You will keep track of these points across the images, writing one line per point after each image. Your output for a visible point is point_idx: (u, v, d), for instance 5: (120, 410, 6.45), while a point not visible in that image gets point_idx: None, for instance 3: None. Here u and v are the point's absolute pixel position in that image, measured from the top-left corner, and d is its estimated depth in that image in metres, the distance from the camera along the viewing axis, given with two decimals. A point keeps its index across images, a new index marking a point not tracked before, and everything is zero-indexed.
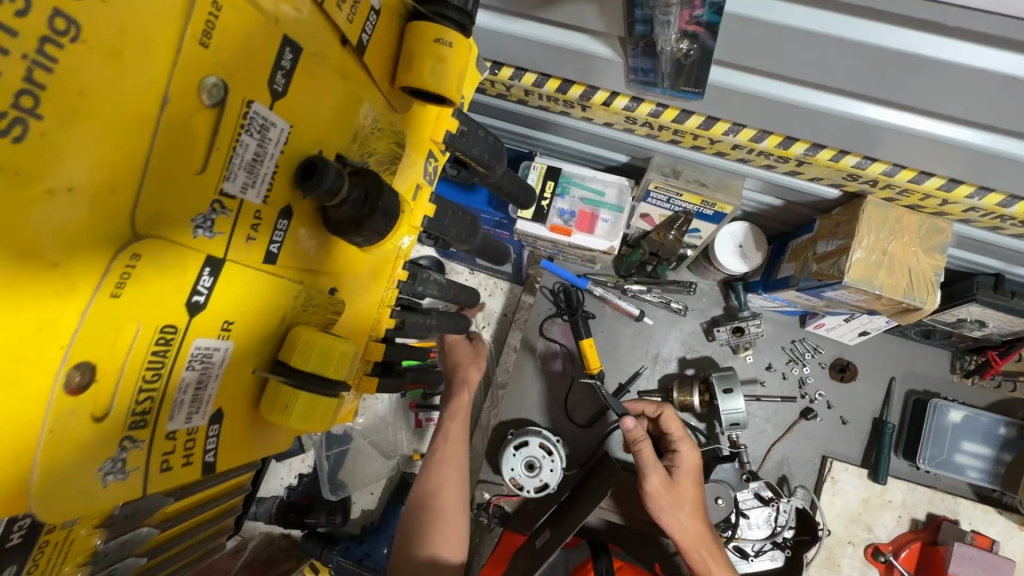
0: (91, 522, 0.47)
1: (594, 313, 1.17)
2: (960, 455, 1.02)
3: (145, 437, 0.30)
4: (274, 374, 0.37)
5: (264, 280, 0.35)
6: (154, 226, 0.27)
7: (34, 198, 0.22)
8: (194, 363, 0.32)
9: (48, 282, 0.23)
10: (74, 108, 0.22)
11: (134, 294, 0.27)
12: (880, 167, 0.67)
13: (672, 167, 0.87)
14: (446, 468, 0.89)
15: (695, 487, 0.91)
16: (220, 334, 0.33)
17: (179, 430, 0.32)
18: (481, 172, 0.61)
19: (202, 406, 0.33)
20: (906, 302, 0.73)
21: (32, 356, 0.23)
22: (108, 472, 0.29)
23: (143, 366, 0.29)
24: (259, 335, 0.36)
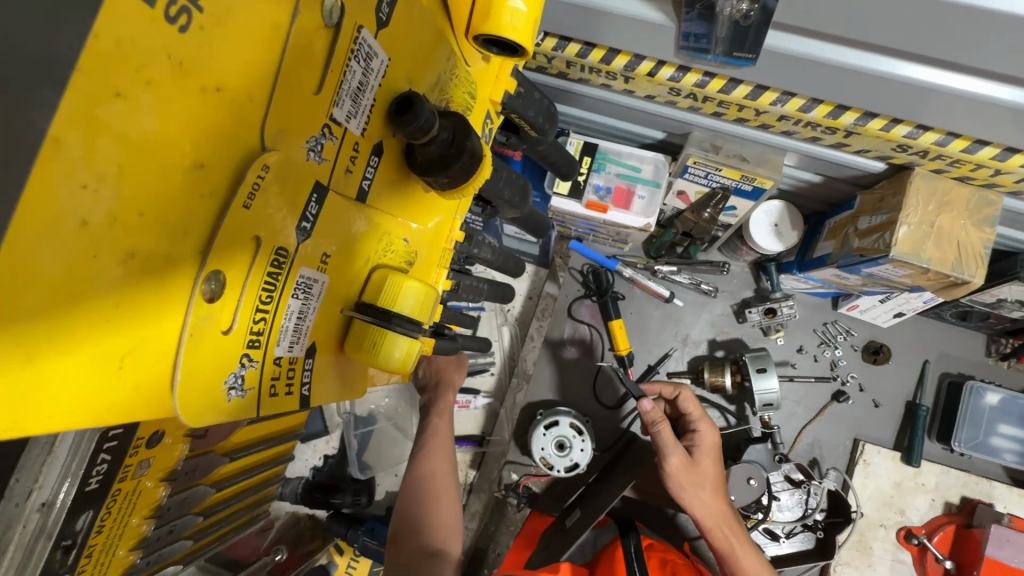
0: (157, 475, 0.47)
1: (623, 294, 1.17)
2: (996, 437, 1.01)
3: (259, 359, 0.31)
4: (360, 315, 0.37)
5: (358, 215, 0.35)
6: (280, 140, 0.27)
7: (190, 93, 0.22)
8: (298, 292, 0.32)
9: (195, 182, 0.23)
10: (226, 6, 0.23)
11: (261, 208, 0.27)
12: (933, 137, 0.67)
13: (711, 142, 0.86)
14: (435, 456, 0.86)
15: (715, 466, 0.90)
16: (320, 265, 0.33)
17: (283, 358, 0.33)
18: (532, 137, 0.61)
19: (302, 336, 0.33)
20: (954, 275, 0.73)
21: (178, 257, 0.24)
22: (231, 388, 0.29)
23: (260, 287, 0.29)
24: (348, 274, 0.36)
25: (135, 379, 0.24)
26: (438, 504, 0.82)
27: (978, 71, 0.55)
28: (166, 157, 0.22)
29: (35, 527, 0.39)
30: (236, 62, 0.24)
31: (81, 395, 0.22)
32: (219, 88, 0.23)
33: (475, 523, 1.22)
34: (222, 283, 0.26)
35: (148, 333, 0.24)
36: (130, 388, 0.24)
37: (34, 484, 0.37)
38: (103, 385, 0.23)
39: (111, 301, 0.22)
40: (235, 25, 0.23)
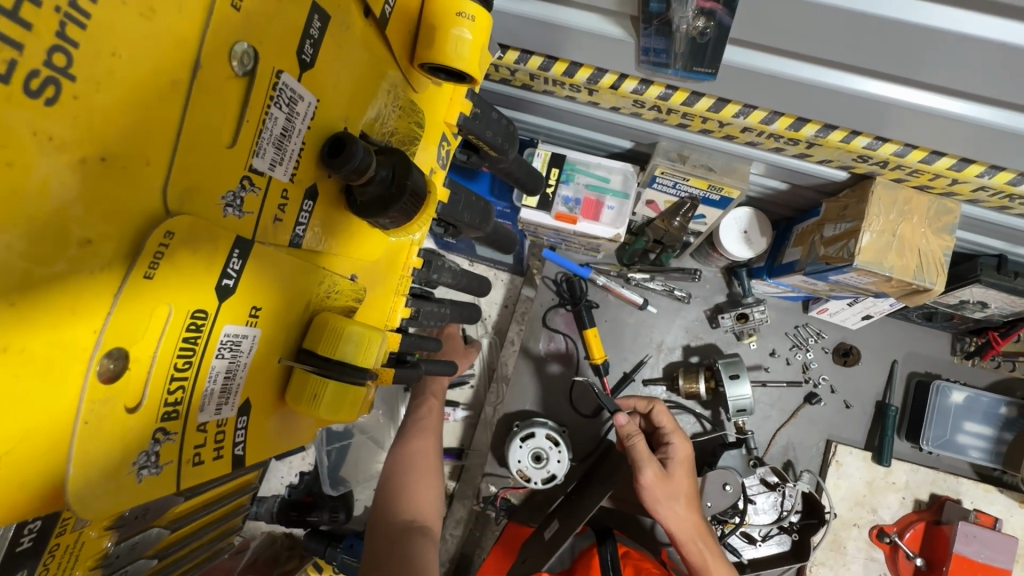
0: (102, 525, 0.45)
1: (597, 302, 1.16)
2: (962, 435, 1.03)
3: (178, 429, 0.29)
4: (301, 363, 0.36)
5: (293, 263, 0.34)
6: (186, 202, 0.26)
7: (67, 168, 0.21)
8: (223, 351, 0.31)
9: (82, 258, 0.22)
10: (106, 72, 0.22)
11: (168, 275, 0.26)
12: (892, 148, 0.67)
13: (678, 152, 0.86)
14: (428, 434, 0.90)
15: (689, 479, 0.91)
16: (248, 320, 0.32)
17: (209, 422, 0.31)
18: (493, 156, 0.60)
19: (231, 396, 0.32)
20: (917, 283, 0.74)
21: (63, 340, 0.22)
22: (143, 465, 0.28)
23: (174, 354, 0.28)
24: (284, 324, 0.35)
25: (19, 475, 0.23)
26: (423, 478, 0.84)
27: (929, 85, 0.56)
28: (40, 238, 0.21)
29: None
30: (123, 129, 0.23)
31: None
32: (104, 157, 0.22)
33: (460, 531, 1.22)
34: (122, 362, 0.25)
35: (33, 426, 0.22)
36: (16, 484, 0.23)
37: None
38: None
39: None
40: (120, 91, 0.22)
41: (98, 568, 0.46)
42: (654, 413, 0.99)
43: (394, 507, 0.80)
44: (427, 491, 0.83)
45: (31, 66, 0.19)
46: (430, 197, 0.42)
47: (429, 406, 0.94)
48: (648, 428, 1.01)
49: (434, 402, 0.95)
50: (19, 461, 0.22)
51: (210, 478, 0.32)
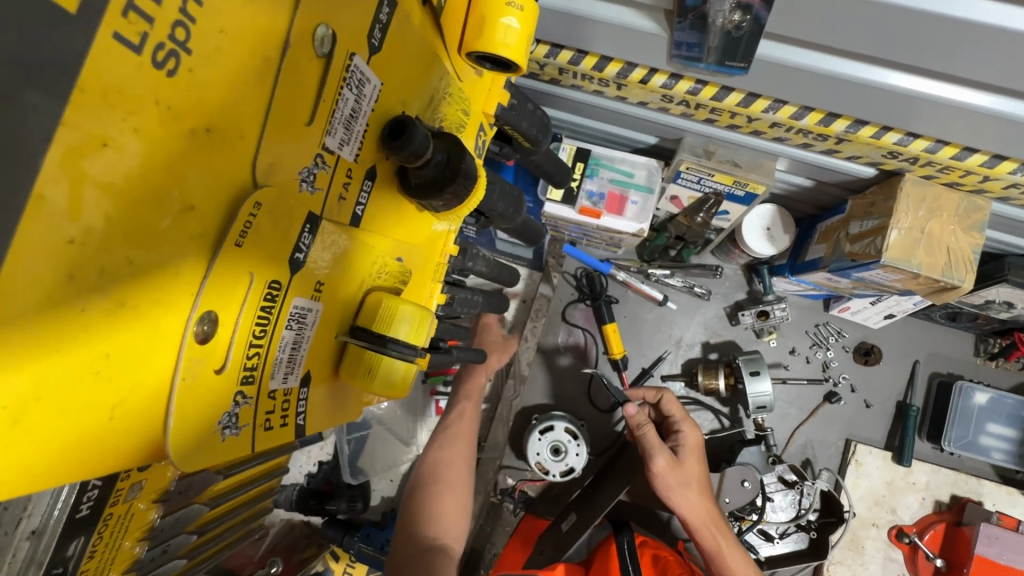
0: (149, 497, 0.46)
1: (617, 297, 1.17)
2: (985, 436, 1.02)
3: (254, 394, 0.31)
4: (356, 338, 0.37)
5: (355, 241, 0.35)
6: (269, 176, 0.28)
7: (177, 137, 0.22)
8: (293, 322, 0.32)
9: (186, 223, 0.24)
10: (213, 48, 0.23)
11: (254, 244, 0.27)
12: (923, 144, 0.67)
13: (703, 148, 0.86)
14: (456, 443, 0.90)
15: (700, 465, 0.91)
16: (314, 293, 0.33)
17: (278, 391, 0.33)
18: (525, 148, 0.61)
19: (297, 366, 0.33)
20: (945, 280, 0.73)
21: (169, 301, 0.24)
22: (226, 427, 0.29)
23: (254, 321, 0.29)
24: (343, 299, 0.36)
25: (125, 427, 0.24)
26: (450, 494, 0.85)
27: (964, 80, 0.55)
28: (155, 200, 0.22)
29: (25, 557, 0.38)
30: (222, 102, 0.24)
31: (68, 447, 0.22)
32: (207, 128, 0.24)
33: (474, 522, 1.22)
34: (212, 324, 0.26)
35: (141, 379, 0.24)
36: (121, 435, 0.24)
37: (23, 512, 0.37)
38: (93, 434, 0.23)
39: (106, 350, 0.22)
40: (224, 66, 0.24)
41: (144, 540, 0.48)
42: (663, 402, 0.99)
43: (417, 525, 0.83)
44: (454, 507, 0.85)
45: (158, 39, 0.21)
46: (478, 181, 0.43)
47: (462, 410, 0.96)
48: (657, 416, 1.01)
49: (469, 410, 0.96)
50: (126, 414, 0.24)
51: (276, 445, 0.34)
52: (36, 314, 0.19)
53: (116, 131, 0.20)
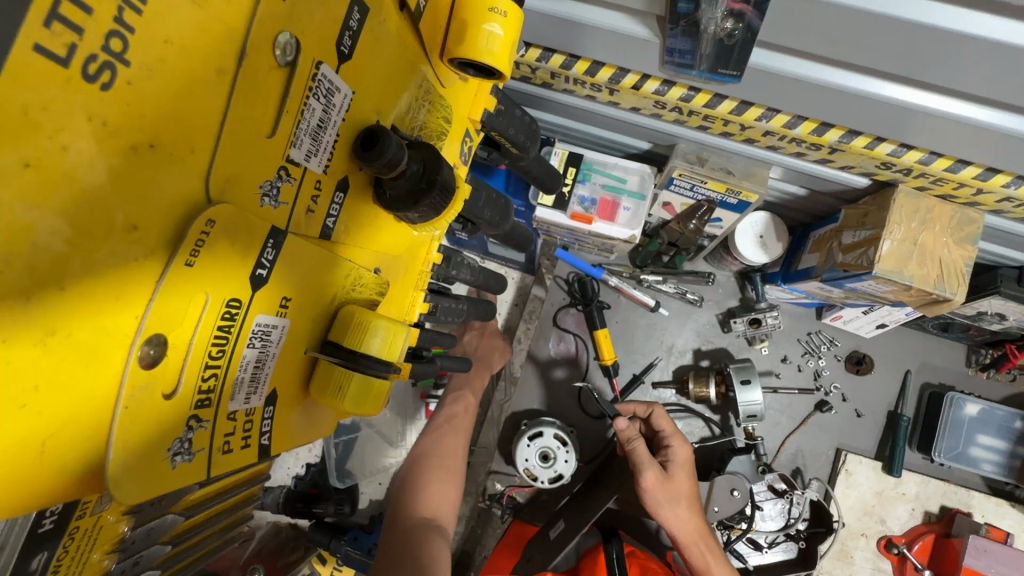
0: (120, 509, 0.45)
1: (609, 303, 1.16)
2: (975, 448, 1.02)
3: (210, 416, 0.29)
4: (326, 354, 0.36)
5: (325, 254, 0.34)
6: (225, 191, 0.26)
7: (116, 154, 0.21)
8: (254, 340, 0.31)
9: (128, 245, 0.22)
10: (157, 59, 0.22)
11: (207, 263, 0.26)
12: (916, 155, 0.66)
13: (696, 155, 0.86)
14: (457, 433, 0.93)
15: (689, 481, 0.90)
16: (278, 310, 0.32)
17: (239, 411, 0.32)
18: (514, 154, 0.60)
19: (261, 386, 0.32)
20: (937, 293, 0.73)
21: (106, 325, 0.23)
22: (177, 452, 0.28)
23: (209, 342, 0.28)
24: (312, 315, 0.35)
25: (61, 457, 0.23)
26: (447, 479, 0.86)
27: (956, 92, 0.55)
28: (93, 218, 0.21)
29: None
30: (168, 116, 0.23)
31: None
32: (152, 144, 0.23)
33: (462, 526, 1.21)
34: (160, 348, 0.25)
35: (78, 407, 0.23)
36: (59, 465, 0.23)
37: None
38: (24, 466, 0.22)
39: (36, 378, 0.21)
40: (171, 79, 0.22)
41: (114, 553, 0.47)
42: (654, 417, 0.98)
43: (411, 506, 0.81)
44: (447, 493, 0.85)
45: (89, 51, 0.19)
46: (458, 191, 0.42)
47: (463, 402, 0.98)
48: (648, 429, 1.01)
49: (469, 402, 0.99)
50: (61, 443, 0.23)
51: (239, 467, 0.33)
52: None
53: (42, 149, 0.19)
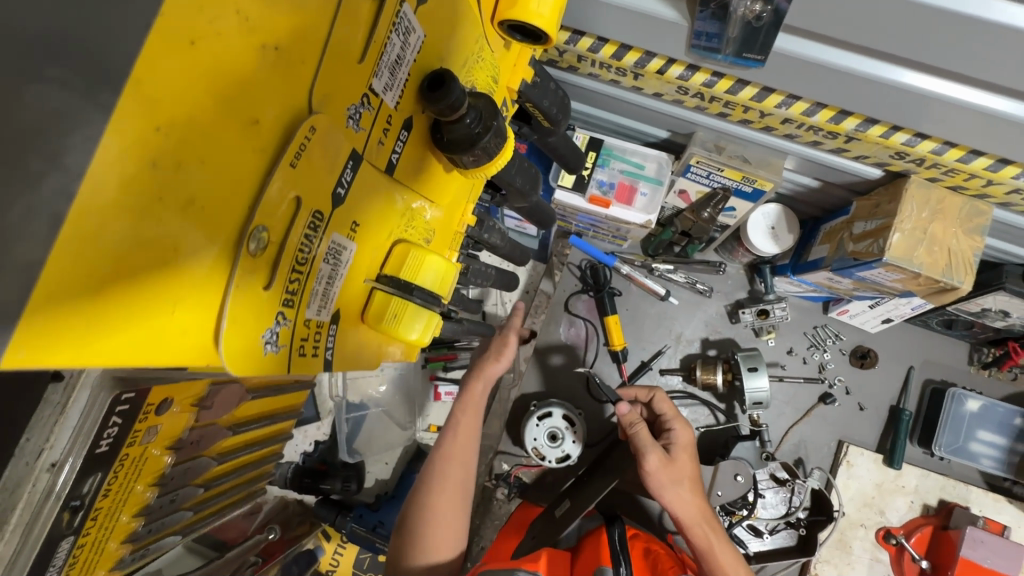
0: (163, 443, 0.49)
1: (620, 290, 1.19)
2: (975, 443, 1.04)
3: (292, 318, 0.32)
4: (384, 284, 0.40)
5: (389, 187, 0.37)
6: (322, 104, 0.29)
7: (251, 50, 0.24)
8: (328, 256, 0.34)
9: (251, 134, 0.25)
10: None
11: (307, 168, 0.29)
12: (930, 145, 0.69)
13: (714, 143, 0.88)
14: (449, 464, 0.86)
15: (693, 464, 0.91)
16: (350, 231, 0.35)
17: (311, 321, 0.34)
18: (545, 128, 0.62)
19: (330, 302, 0.35)
20: (945, 281, 0.75)
21: (231, 206, 0.25)
22: (268, 343, 0.30)
23: (300, 245, 0.30)
24: (375, 248, 0.39)
25: (183, 325, 0.25)
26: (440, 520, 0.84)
27: (984, 84, 0.57)
28: (219, 114, 0.24)
29: (44, 489, 0.39)
30: (292, 21, 0.26)
31: (136, 333, 0.23)
32: (277, 43, 0.26)
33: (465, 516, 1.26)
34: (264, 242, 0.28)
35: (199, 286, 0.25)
36: (180, 333, 0.25)
37: (45, 444, 0.38)
38: (155, 326, 0.24)
39: (172, 253, 0.23)
40: None
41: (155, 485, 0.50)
42: (655, 401, 1.01)
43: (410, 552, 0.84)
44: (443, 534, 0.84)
45: None
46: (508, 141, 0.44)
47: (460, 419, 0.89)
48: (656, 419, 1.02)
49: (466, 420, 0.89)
50: (186, 312, 0.25)
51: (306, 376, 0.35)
52: (112, 210, 0.20)
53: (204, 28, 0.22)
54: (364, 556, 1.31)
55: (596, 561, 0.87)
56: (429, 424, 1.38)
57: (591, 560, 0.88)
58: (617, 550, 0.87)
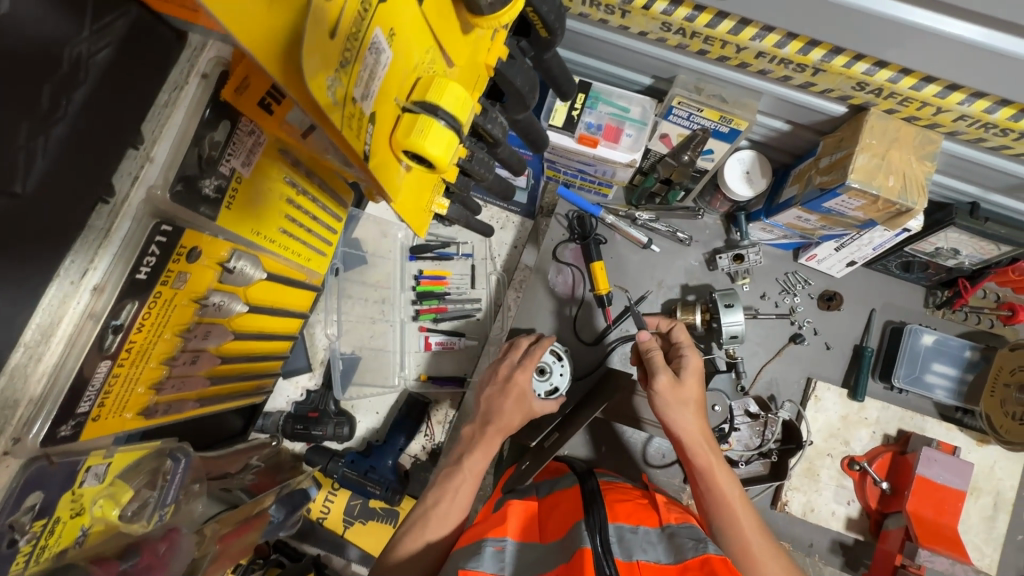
0: (187, 297, 0.69)
1: (605, 238, 1.25)
2: (929, 374, 1.13)
3: (347, 80, 0.42)
4: (411, 108, 0.51)
5: (421, 10, 0.49)
6: None
7: None
8: (374, 45, 0.44)
9: None
10: None
11: None
12: (887, 74, 0.76)
13: (694, 84, 0.95)
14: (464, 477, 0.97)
15: (699, 387, 0.96)
16: (389, 32, 0.46)
17: (360, 100, 0.45)
18: (544, 39, 0.68)
19: (372, 92, 0.46)
20: (901, 203, 0.83)
21: None
22: (332, 84, 0.40)
23: (358, 11, 0.41)
24: (404, 71, 0.50)
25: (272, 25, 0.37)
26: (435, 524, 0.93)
27: (934, 5, 0.64)
28: None
29: (91, 307, 0.56)
30: None
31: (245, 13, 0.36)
32: None
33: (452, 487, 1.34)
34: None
35: (292, 35, 0.38)
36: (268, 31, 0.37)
37: (89, 264, 0.56)
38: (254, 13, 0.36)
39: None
40: None
41: (181, 336, 0.71)
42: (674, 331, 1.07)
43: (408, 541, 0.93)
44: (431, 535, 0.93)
45: None
46: None
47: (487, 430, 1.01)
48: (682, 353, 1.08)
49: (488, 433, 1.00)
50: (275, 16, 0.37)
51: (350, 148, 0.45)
52: None
53: None
54: (355, 502, 1.36)
55: (571, 516, 0.90)
56: (419, 373, 1.40)
57: (567, 515, 0.91)
58: (591, 504, 0.89)
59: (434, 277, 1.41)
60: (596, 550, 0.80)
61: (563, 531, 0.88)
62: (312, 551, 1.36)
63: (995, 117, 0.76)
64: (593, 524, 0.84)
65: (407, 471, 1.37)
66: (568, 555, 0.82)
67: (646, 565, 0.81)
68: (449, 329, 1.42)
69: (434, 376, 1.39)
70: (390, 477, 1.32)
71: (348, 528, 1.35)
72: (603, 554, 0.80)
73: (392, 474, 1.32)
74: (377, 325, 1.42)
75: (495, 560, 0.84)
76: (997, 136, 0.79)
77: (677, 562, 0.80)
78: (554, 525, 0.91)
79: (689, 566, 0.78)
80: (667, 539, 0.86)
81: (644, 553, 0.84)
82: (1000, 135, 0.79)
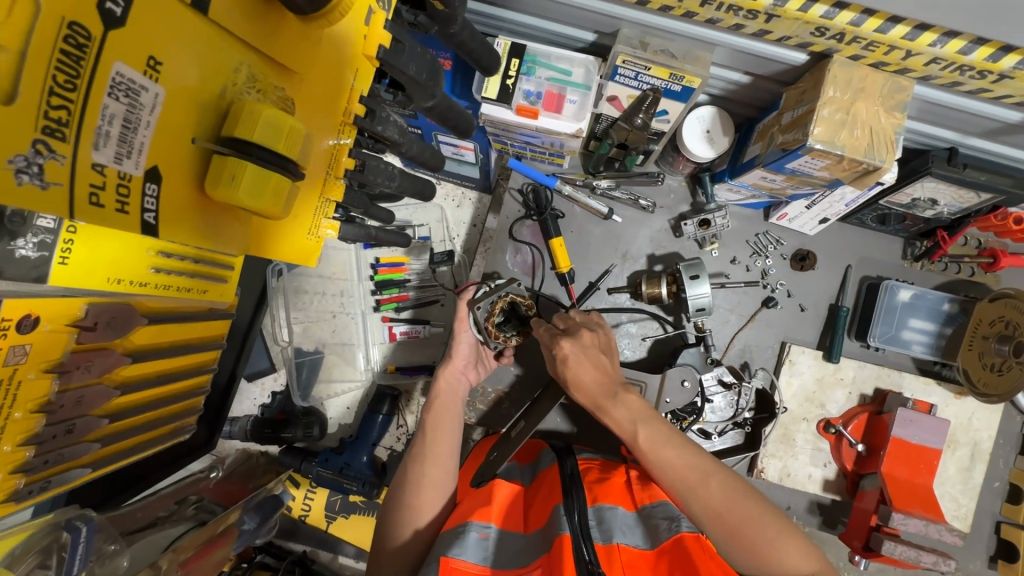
0: (37, 369, 0.69)
1: (563, 212, 1.17)
2: (907, 331, 1.09)
3: (66, 152, 0.40)
4: (218, 147, 0.51)
5: (207, 26, 0.47)
6: None
7: None
8: (116, 93, 0.41)
9: None
10: None
11: None
12: (848, 17, 0.67)
13: (639, 40, 0.84)
14: (439, 441, 0.96)
15: (594, 369, 0.86)
16: (145, 71, 0.43)
17: (106, 166, 0.43)
18: (441, 13, 0.60)
19: (130, 147, 0.44)
20: (867, 161, 0.76)
21: None
22: (26, 169, 0.37)
23: (52, 66, 0.37)
24: (203, 103, 0.49)
25: None
26: (418, 491, 0.93)
27: None
28: None
29: None
30: None
31: None
32: None
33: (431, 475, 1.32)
34: None
35: None
36: None
37: None
38: None
39: None
40: None
41: (40, 412, 0.71)
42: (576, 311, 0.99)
43: (397, 520, 0.92)
44: (423, 502, 0.92)
45: None
46: None
47: (445, 395, 1.02)
48: (593, 322, 0.95)
49: (446, 397, 1.02)
50: None
51: (106, 220, 0.44)
52: None
53: None
54: (335, 498, 1.33)
55: (551, 500, 0.86)
56: (386, 364, 1.35)
57: (547, 501, 0.88)
58: (570, 486, 0.86)
59: (391, 264, 1.33)
60: (576, 535, 0.77)
61: (544, 520, 0.85)
62: (299, 548, 1.34)
63: (971, 59, 0.66)
64: (572, 507, 0.81)
65: (383, 464, 1.33)
66: (548, 545, 0.78)
67: (625, 549, 0.78)
68: (413, 316, 1.34)
69: (402, 368, 1.34)
70: (365, 472, 1.28)
71: (330, 523, 1.34)
72: (582, 538, 0.77)
73: (367, 469, 1.28)
74: (333, 321, 1.35)
75: (478, 549, 0.80)
76: (974, 79, 0.70)
77: (654, 547, 0.78)
78: (537, 515, 0.88)
79: (664, 549, 0.76)
80: (645, 521, 0.83)
81: (624, 536, 0.80)
82: (978, 78, 0.70)
